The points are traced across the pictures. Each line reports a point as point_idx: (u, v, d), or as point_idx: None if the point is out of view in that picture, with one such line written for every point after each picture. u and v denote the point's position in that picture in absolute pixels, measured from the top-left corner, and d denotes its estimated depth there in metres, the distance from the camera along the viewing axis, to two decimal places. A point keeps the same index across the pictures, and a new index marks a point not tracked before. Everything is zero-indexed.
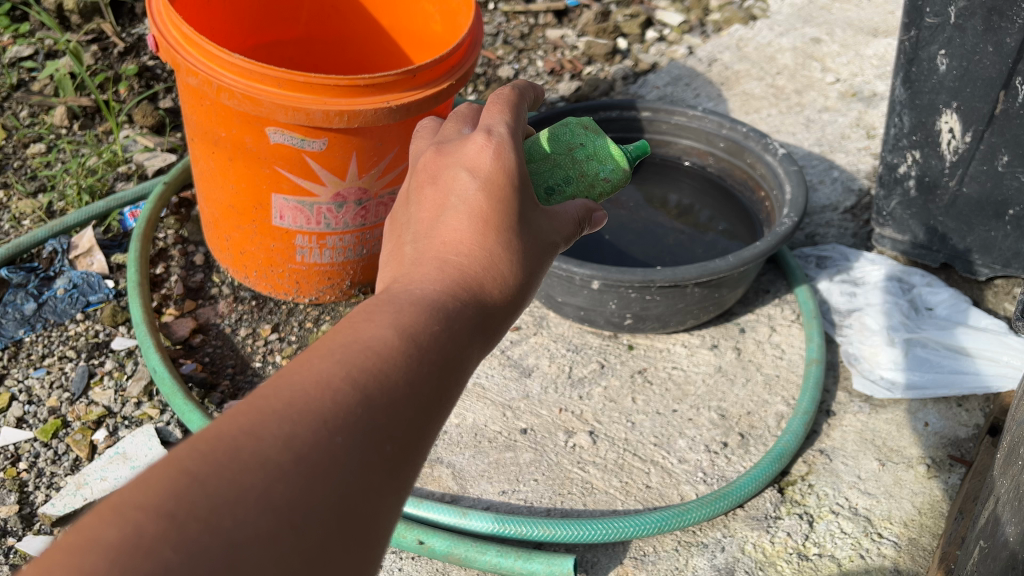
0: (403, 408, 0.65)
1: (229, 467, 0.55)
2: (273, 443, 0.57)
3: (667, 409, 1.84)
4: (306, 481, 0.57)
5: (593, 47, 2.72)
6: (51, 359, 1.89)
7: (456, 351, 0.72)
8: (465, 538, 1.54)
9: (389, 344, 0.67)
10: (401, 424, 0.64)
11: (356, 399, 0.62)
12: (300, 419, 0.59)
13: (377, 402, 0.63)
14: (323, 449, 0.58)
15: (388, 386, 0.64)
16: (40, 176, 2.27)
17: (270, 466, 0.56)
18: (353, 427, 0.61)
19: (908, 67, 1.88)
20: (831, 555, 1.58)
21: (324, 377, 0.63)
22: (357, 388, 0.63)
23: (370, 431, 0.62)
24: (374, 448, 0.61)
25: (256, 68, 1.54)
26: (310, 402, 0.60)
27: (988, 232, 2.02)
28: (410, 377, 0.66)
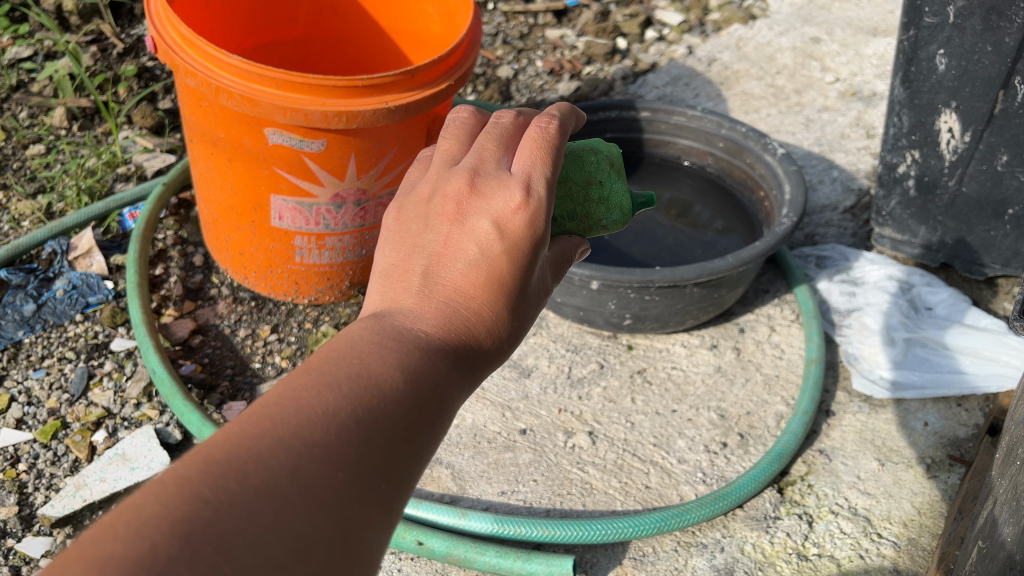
0: (403, 446, 0.64)
1: (238, 494, 0.55)
2: (280, 474, 0.57)
3: (666, 409, 1.84)
4: (309, 514, 0.57)
5: (593, 47, 2.72)
6: (51, 360, 1.89)
7: (457, 389, 0.71)
8: (465, 538, 1.53)
9: (395, 385, 0.66)
10: (400, 462, 0.64)
11: (361, 436, 0.62)
12: (306, 452, 0.59)
13: (378, 440, 0.63)
14: (326, 484, 0.58)
15: (392, 425, 0.64)
16: (39, 177, 2.27)
17: (277, 496, 0.56)
18: (355, 463, 0.61)
19: (907, 67, 1.87)
20: (830, 555, 1.58)
21: (331, 411, 0.62)
22: (364, 427, 0.62)
23: (372, 469, 0.61)
24: (373, 486, 0.61)
25: (255, 69, 1.54)
26: (315, 435, 0.60)
27: (987, 232, 2.02)
28: (412, 418, 0.66)
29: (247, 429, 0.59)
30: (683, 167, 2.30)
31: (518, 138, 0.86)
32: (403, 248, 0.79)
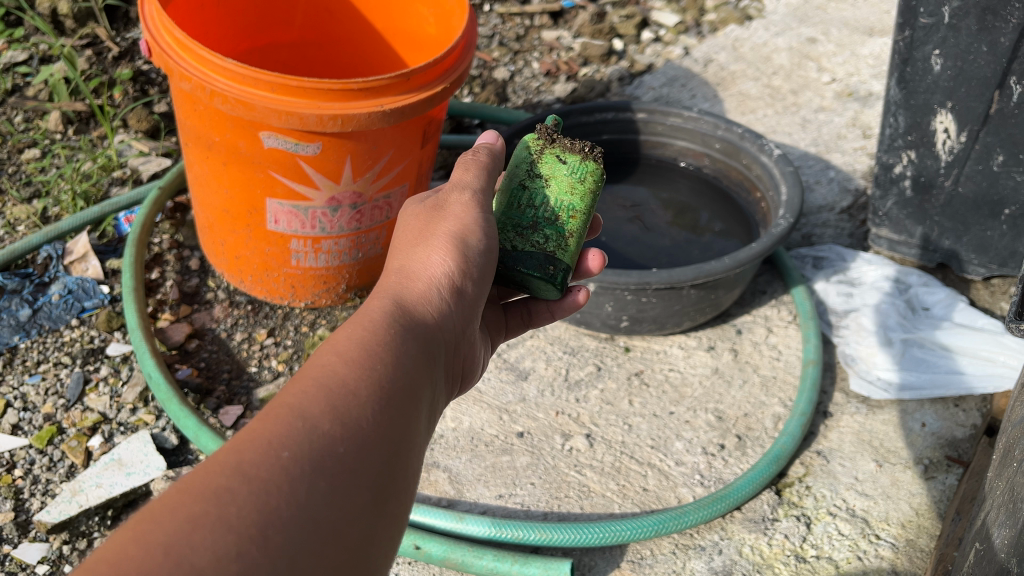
0: (346, 414, 0.74)
1: (188, 502, 0.63)
2: (222, 472, 0.66)
3: (663, 411, 1.83)
4: (259, 499, 0.65)
5: (589, 48, 2.72)
6: (46, 365, 1.88)
7: (392, 364, 0.82)
8: (462, 542, 1.53)
9: (323, 363, 0.78)
10: (347, 430, 0.73)
11: (295, 412, 0.72)
12: (246, 445, 0.69)
13: (318, 414, 0.73)
14: (273, 467, 0.68)
15: (325, 396, 0.75)
16: (34, 182, 2.27)
17: (222, 492, 0.64)
18: (300, 442, 0.70)
19: (903, 68, 1.87)
20: (829, 557, 1.57)
21: (272, 410, 0.73)
22: (295, 407, 0.73)
23: (315, 441, 0.71)
24: (323, 451, 0.70)
25: (249, 73, 1.53)
26: (254, 433, 0.70)
27: (984, 232, 2.02)
28: (348, 389, 0.76)
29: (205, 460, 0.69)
30: (679, 168, 2.30)
31: None
32: None
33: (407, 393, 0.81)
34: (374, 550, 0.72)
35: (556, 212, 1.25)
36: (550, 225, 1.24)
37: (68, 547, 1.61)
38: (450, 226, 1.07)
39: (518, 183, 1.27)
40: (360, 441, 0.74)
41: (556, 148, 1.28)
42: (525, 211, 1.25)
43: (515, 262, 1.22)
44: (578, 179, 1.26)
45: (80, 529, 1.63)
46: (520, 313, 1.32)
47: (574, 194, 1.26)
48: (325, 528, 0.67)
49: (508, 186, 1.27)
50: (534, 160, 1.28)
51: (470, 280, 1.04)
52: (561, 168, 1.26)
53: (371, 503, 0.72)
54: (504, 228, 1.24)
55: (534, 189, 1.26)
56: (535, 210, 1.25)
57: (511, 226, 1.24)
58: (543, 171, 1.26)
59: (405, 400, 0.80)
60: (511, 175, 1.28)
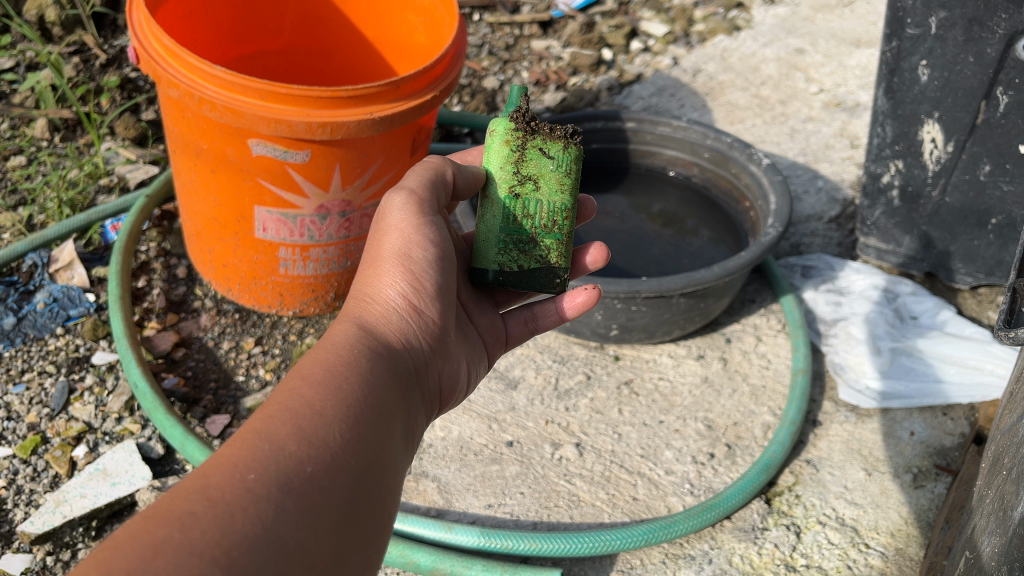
0: (315, 439, 0.81)
1: (152, 529, 0.68)
2: (188, 500, 0.72)
3: (653, 420, 1.83)
4: (224, 522, 0.71)
5: (578, 58, 2.73)
6: (30, 374, 1.86)
7: (355, 394, 0.88)
8: (450, 552, 1.52)
9: (287, 391, 0.86)
10: (313, 454, 0.80)
11: (262, 436, 0.79)
12: (212, 469, 0.75)
13: (281, 440, 0.79)
14: (237, 488, 0.74)
15: (292, 420, 0.82)
16: (20, 190, 2.25)
17: (186, 517, 0.70)
18: (266, 464, 0.77)
19: (890, 78, 1.89)
20: (818, 566, 1.57)
21: (239, 439, 0.79)
22: (262, 433, 0.80)
23: (281, 462, 0.78)
24: (290, 471, 0.77)
25: (238, 80, 1.53)
26: (224, 458, 0.77)
27: (971, 241, 2.03)
28: (315, 417, 0.83)
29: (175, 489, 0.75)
30: (668, 178, 2.30)
31: None
32: None
33: (373, 426, 0.87)
34: (344, 564, 0.78)
35: (552, 215, 1.25)
36: (549, 233, 1.26)
37: (52, 558, 1.58)
38: (394, 243, 1.09)
39: (507, 191, 1.24)
40: (328, 462, 0.81)
41: (536, 139, 1.24)
42: (522, 223, 1.25)
43: (527, 281, 1.26)
44: (565, 172, 1.25)
45: (65, 540, 1.60)
46: (522, 318, 1.31)
47: (564, 190, 1.25)
48: (289, 545, 0.73)
49: (498, 193, 1.24)
50: (519, 159, 1.24)
51: (424, 299, 1.08)
52: (547, 164, 1.24)
53: (341, 522, 0.79)
54: (505, 245, 1.25)
55: (526, 196, 1.24)
56: (531, 217, 1.25)
57: (511, 240, 1.25)
58: (531, 171, 1.24)
59: (369, 432, 0.86)
60: (498, 181, 1.24)
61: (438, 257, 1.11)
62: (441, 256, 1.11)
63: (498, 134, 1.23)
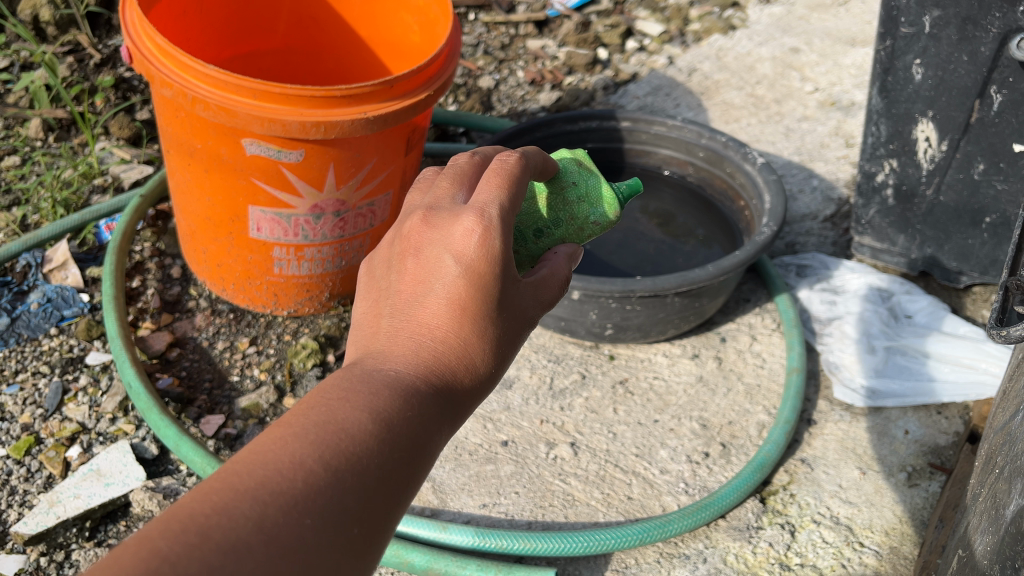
0: (383, 496, 0.65)
1: (203, 556, 0.55)
2: (245, 527, 0.57)
3: (648, 420, 1.83)
4: (269, 562, 0.57)
5: (574, 57, 2.73)
6: (25, 375, 1.86)
7: (432, 438, 0.71)
8: (445, 552, 1.51)
9: (363, 427, 0.66)
10: (370, 509, 0.64)
11: (329, 475, 0.63)
12: (270, 503, 0.59)
13: (346, 485, 0.63)
14: (289, 530, 0.59)
15: (363, 468, 0.64)
16: (14, 189, 2.25)
17: (239, 548, 0.56)
18: (323, 508, 0.61)
19: (885, 77, 1.89)
20: (813, 565, 1.57)
21: (298, 458, 0.63)
22: (330, 466, 0.63)
23: (339, 516, 0.62)
24: (342, 531, 0.62)
25: (231, 79, 1.52)
26: (283, 484, 0.61)
27: (965, 240, 2.03)
28: (388, 462, 0.66)
29: (217, 490, 0.59)
30: (663, 177, 2.29)
31: (473, 179, 0.88)
32: (370, 297, 0.81)
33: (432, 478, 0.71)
34: None
35: None
36: None
37: (45, 559, 1.57)
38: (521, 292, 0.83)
39: None
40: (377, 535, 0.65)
41: None
42: None
43: None
44: None
45: (58, 541, 1.59)
46: None
47: None
48: None
49: None
50: None
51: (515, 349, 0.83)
52: None
53: None
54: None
55: None
56: None
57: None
58: None
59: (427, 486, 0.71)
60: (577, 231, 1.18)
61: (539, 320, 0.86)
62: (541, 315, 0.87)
63: None
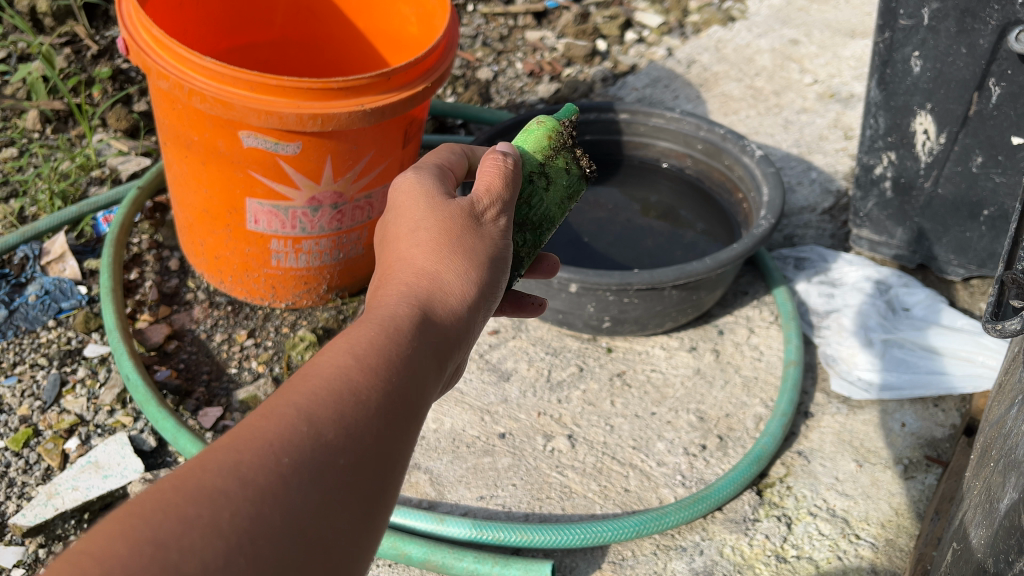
0: (361, 422, 0.70)
1: (182, 504, 0.58)
2: (219, 474, 0.61)
3: (645, 412, 1.83)
4: (252, 502, 0.61)
5: (572, 49, 2.72)
6: (23, 367, 1.86)
7: (405, 367, 0.76)
8: (442, 544, 1.52)
9: (334, 366, 0.72)
10: (348, 438, 0.68)
11: (302, 416, 0.67)
12: (246, 450, 0.63)
13: (321, 419, 0.68)
14: (269, 473, 0.63)
15: (334, 402, 0.69)
16: (11, 181, 2.24)
17: (218, 495, 0.60)
18: (300, 450, 0.65)
19: (883, 69, 1.88)
20: (809, 557, 1.58)
21: (274, 410, 0.67)
22: (302, 410, 0.68)
23: (318, 451, 0.66)
24: (324, 460, 0.66)
25: (228, 71, 1.52)
26: (258, 433, 0.65)
27: (963, 232, 2.03)
28: (360, 390, 0.71)
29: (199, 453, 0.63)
30: (661, 169, 2.30)
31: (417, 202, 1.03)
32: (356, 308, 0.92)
33: (417, 407, 0.76)
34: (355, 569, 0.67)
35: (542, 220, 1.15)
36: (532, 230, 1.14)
37: (44, 551, 1.58)
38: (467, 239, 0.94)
39: (529, 174, 1.13)
40: (363, 465, 0.69)
41: (566, 155, 1.19)
42: (528, 207, 1.12)
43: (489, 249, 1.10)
44: (569, 195, 1.19)
45: (57, 533, 1.61)
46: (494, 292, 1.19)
47: (562, 209, 1.17)
48: (311, 537, 0.63)
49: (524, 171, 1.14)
50: (552, 156, 1.17)
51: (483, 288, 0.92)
52: (562, 176, 1.17)
53: (365, 518, 0.68)
54: (526, 245, 1.12)
55: (541, 185, 1.14)
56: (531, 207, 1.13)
57: (530, 245, 1.13)
58: (551, 173, 1.16)
59: (414, 414, 0.75)
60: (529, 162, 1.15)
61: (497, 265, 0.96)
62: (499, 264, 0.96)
63: (549, 132, 1.18)
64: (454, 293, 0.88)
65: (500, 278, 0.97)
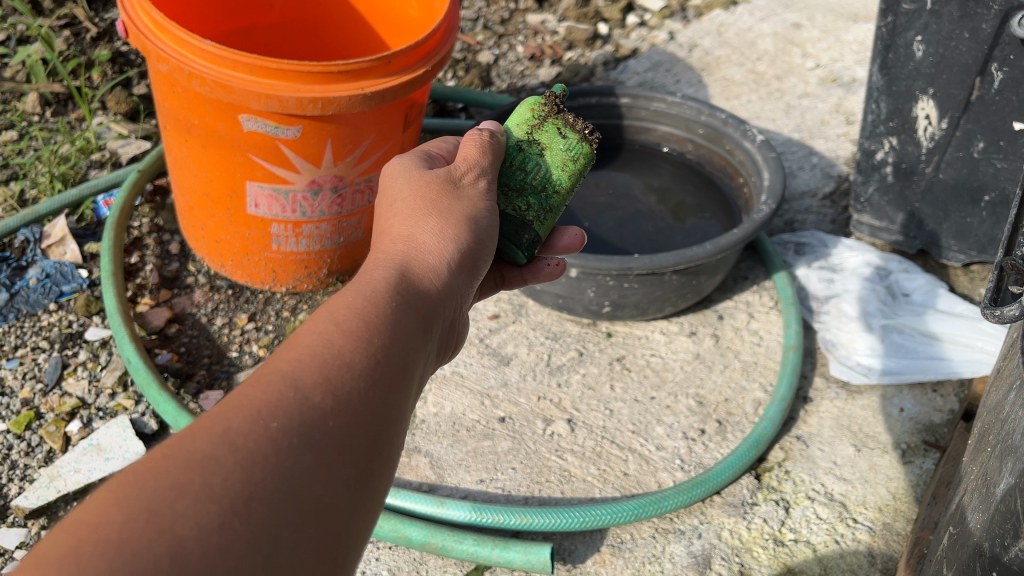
0: (345, 380, 0.71)
1: (173, 469, 0.60)
2: (208, 440, 0.63)
3: (644, 396, 1.84)
4: (242, 467, 0.62)
5: (574, 32, 2.71)
6: (24, 350, 1.86)
7: (389, 324, 0.78)
8: (442, 527, 1.52)
9: (317, 330, 0.74)
10: (334, 396, 0.70)
11: (288, 380, 0.69)
12: (233, 414, 0.65)
13: (305, 380, 0.69)
14: (257, 437, 0.64)
15: (318, 364, 0.71)
16: (11, 164, 2.24)
17: (208, 459, 0.61)
18: (287, 412, 0.66)
19: (885, 53, 1.87)
20: (806, 541, 1.59)
21: (260, 376, 0.69)
22: (288, 374, 0.69)
23: (305, 412, 0.67)
24: (311, 421, 0.67)
25: (228, 54, 1.52)
26: (245, 399, 0.66)
27: (964, 218, 2.02)
28: (343, 349, 0.73)
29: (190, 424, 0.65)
30: (662, 154, 2.30)
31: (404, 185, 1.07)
32: None
33: (405, 365, 0.77)
34: (352, 523, 0.69)
35: (541, 182, 1.14)
36: (535, 193, 1.14)
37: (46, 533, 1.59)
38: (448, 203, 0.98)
39: (513, 144, 1.16)
40: (354, 427, 0.70)
41: (558, 120, 1.19)
42: (517, 173, 1.14)
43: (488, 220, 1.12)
44: (573, 155, 1.16)
45: (59, 514, 1.62)
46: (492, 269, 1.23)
47: (565, 170, 1.16)
48: (305, 495, 0.64)
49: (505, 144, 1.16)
50: (536, 125, 1.17)
51: (462, 247, 0.94)
52: (558, 140, 1.17)
53: (358, 473, 0.70)
54: (531, 208, 1.12)
55: (529, 153, 1.15)
56: (524, 173, 1.14)
57: (536, 209, 1.13)
58: (541, 139, 1.16)
59: (402, 372, 0.76)
60: (511, 135, 1.17)
61: (478, 227, 0.99)
62: (479, 227, 0.99)
63: (529, 104, 1.20)
64: (437, 262, 0.90)
65: (485, 250, 1.00)
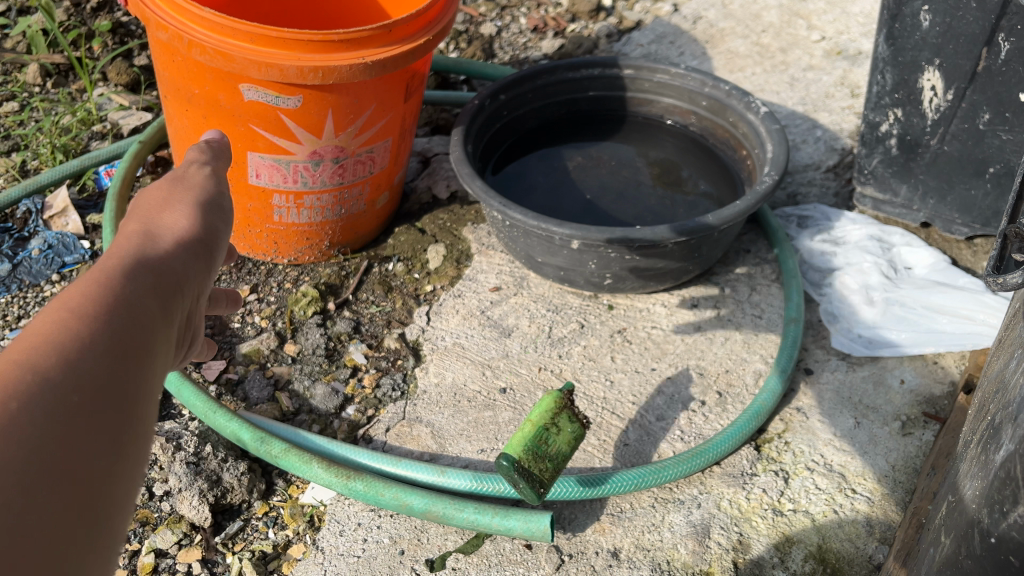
0: (73, 348, 0.66)
1: None
2: None
3: (645, 368, 1.84)
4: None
5: (577, 4, 2.70)
6: (27, 320, 1.87)
7: (123, 300, 0.73)
8: (443, 494, 1.53)
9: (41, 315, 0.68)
10: (71, 372, 0.65)
11: (19, 360, 0.64)
12: None
13: (35, 358, 0.64)
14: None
15: (45, 337, 0.66)
16: (13, 135, 2.24)
17: None
18: (19, 390, 0.62)
19: (891, 24, 1.86)
20: (805, 511, 1.60)
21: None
22: (22, 353, 0.64)
23: (35, 383, 0.63)
24: (37, 395, 0.62)
25: (228, 22, 1.51)
26: None
27: (968, 190, 2.01)
28: (69, 323, 0.68)
29: None
30: (665, 126, 2.27)
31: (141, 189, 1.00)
32: None
33: (143, 334, 0.72)
34: (103, 510, 0.64)
35: (558, 452, 1.50)
36: (555, 455, 1.50)
37: None
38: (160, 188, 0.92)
39: (545, 423, 1.52)
40: (101, 407, 0.66)
41: (570, 416, 1.54)
42: (544, 446, 1.49)
43: (529, 464, 1.47)
44: (576, 437, 1.53)
45: None
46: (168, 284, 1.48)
47: (570, 446, 1.52)
48: (39, 476, 0.59)
49: (538, 420, 1.52)
50: (558, 413, 1.54)
51: (203, 227, 0.89)
52: (569, 428, 1.53)
53: (105, 449, 0.65)
54: (550, 470, 1.48)
55: (553, 434, 1.51)
56: (549, 447, 1.49)
57: (552, 471, 1.49)
58: (562, 429, 1.52)
59: (139, 342, 0.71)
60: (541, 414, 1.53)
61: (209, 208, 0.93)
62: (214, 206, 0.94)
63: (549, 397, 1.56)
64: (178, 241, 0.85)
65: (225, 229, 0.93)
